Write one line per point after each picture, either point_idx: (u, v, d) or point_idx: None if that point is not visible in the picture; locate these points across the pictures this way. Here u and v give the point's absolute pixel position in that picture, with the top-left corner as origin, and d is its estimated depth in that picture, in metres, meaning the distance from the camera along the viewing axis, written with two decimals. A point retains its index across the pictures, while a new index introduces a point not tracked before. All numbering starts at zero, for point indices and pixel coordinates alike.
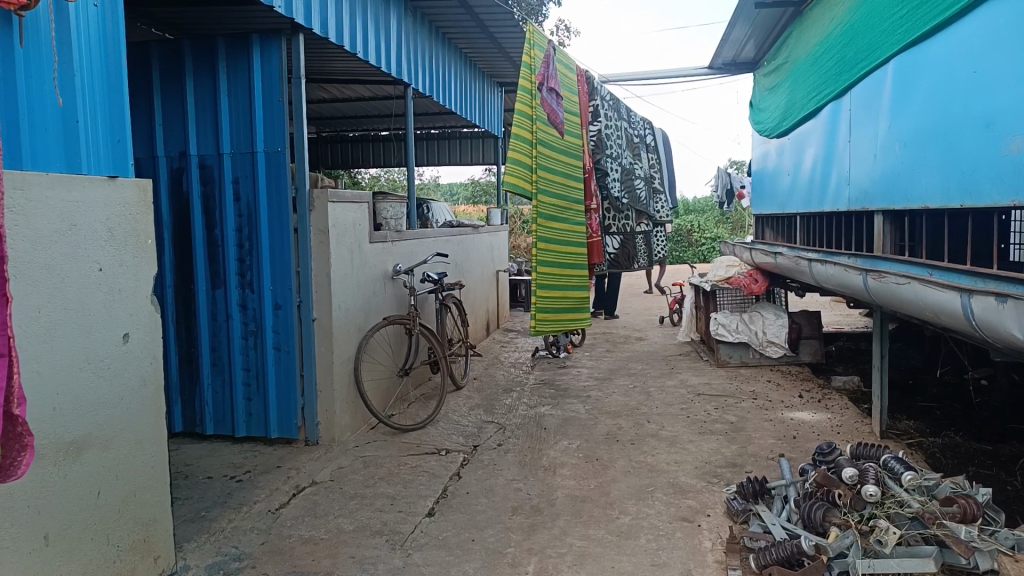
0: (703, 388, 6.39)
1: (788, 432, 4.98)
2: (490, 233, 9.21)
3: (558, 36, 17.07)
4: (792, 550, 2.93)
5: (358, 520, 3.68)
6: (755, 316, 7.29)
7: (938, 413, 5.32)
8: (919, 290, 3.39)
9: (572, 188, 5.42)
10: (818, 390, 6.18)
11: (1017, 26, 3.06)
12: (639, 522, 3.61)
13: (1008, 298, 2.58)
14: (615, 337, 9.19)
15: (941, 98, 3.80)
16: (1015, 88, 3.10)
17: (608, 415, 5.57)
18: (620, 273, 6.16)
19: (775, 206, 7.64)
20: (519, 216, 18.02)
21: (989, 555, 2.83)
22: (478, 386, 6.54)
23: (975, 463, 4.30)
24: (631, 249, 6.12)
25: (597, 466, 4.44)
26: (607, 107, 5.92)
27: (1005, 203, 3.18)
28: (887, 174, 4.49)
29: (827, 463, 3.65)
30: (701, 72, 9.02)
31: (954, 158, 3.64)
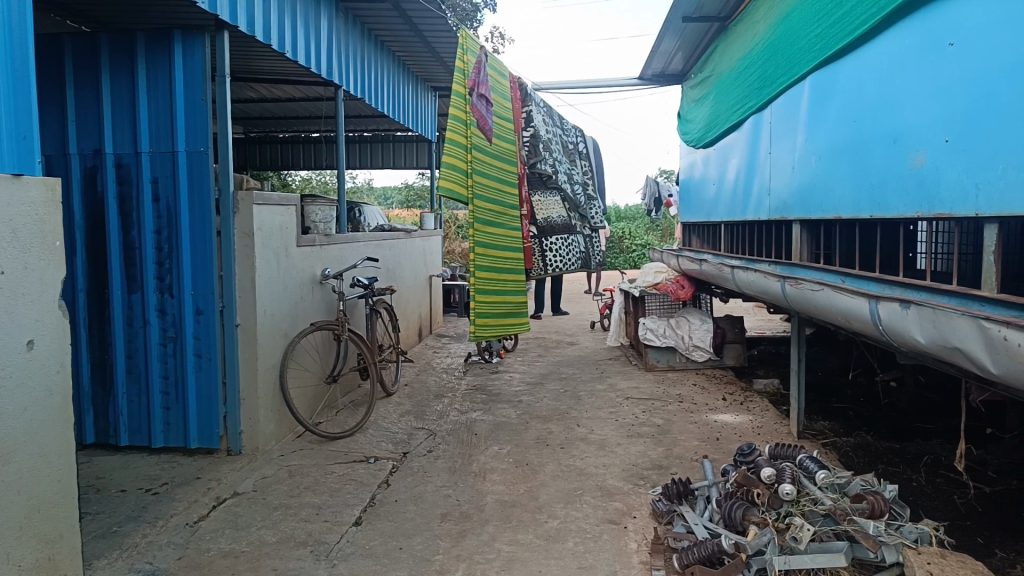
0: (631, 391, 6.51)
1: (711, 434, 5.13)
2: (423, 238, 9.15)
3: (492, 42, 17.12)
4: (712, 549, 3.03)
5: (282, 531, 3.59)
6: (681, 320, 7.49)
7: (851, 413, 5.58)
8: (831, 296, 3.55)
9: (507, 193, 5.45)
10: (741, 393, 6.38)
11: (921, 49, 3.26)
12: (567, 526, 3.65)
13: (910, 304, 2.72)
14: (547, 342, 9.27)
15: (852, 113, 4.00)
16: (920, 106, 3.29)
17: (539, 419, 5.61)
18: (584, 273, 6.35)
19: (700, 214, 7.86)
20: (453, 220, 17.99)
21: (895, 548, 2.99)
22: (409, 392, 6.48)
23: (884, 460, 4.52)
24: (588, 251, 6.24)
25: (527, 470, 4.47)
26: (541, 112, 5.93)
27: (910, 214, 3.37)
28: (804, 185, 4.70)
29: (748, 463, 3.78)
30: (631, 82, 9.21)
31: (865, 171, 3.83)
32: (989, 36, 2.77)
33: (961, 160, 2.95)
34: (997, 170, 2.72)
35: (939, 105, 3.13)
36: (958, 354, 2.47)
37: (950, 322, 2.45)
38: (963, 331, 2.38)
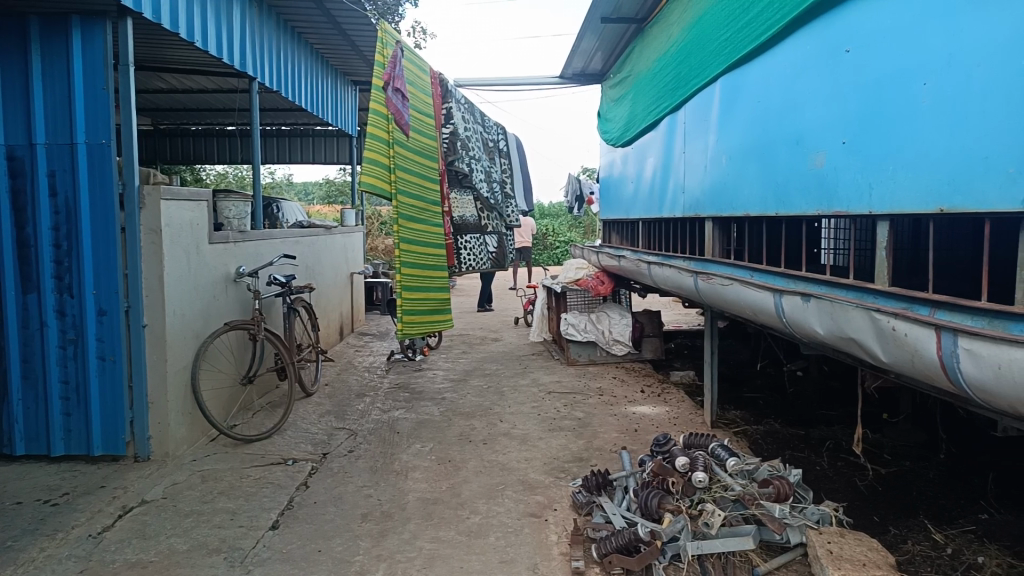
0: (553, 386, 6.61)
1: (630, 425, 5.26)
2: (343, 235, 8.97)
3: (413, 37, 16.95)
4: (629, 538, 3.11)
5: (193, 538, 3.46)
6: (602, 316, 7.64)
7: (760, 402, 5.83)
8: (739, 290, 3.70)
9: (431, 190, 5.41)
10: (658, 385, 6.57)
11: (821, 55, 3.43)
12: (488, 521, 3.67)
13: (810, 297, 2.87)
14: (471, 338, 9.27)
15: (759, 116, 4.17)
16: (820, 109, 3.47)
17: (462, 416, 5.61)
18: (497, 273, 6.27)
19: (619, 212, 8.03)
20: (376, 217, 17.75)
21: (799, 529, 3.16)
22: (329, 392, 6.36)
23: (790, 446, 4.75)
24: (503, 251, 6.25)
25: (450, 467, 4.46)
26: (462, 109, 5.93)
27: (811, 212, 3.54)
28: (715, 184, 4.87)
29: (663, 453, 3.90)
30: (552, 81, 9.31)
31: (770, 171, 4.01)
32: (880, 45, 2.95)
33: (856, 161, 3.14)
34: (888, 171, 2.91)
35: (837, 108, 3.31)
36: (854, 344, 2.61)
37: (845, 314, 2.60)
38: (856, 322, 2.53)
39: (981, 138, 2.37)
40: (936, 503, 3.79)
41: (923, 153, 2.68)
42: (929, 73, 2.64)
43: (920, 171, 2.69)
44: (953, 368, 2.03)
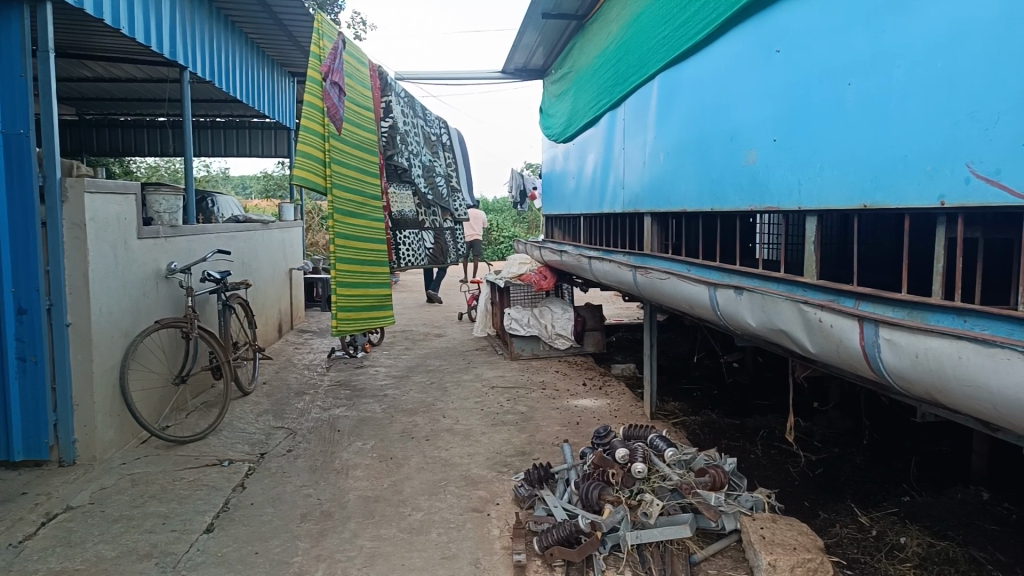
0: (496, 380, 6.62)
1: (572, 418, 5.31)
2: (281, 230, 8.77)
3: (353, 29, 16.67)
4: (570, 529, 3.15)
5: (123, 545, 3.34)
6: (545, 310, 7.69)
7: (698, 393, 5.97)
8: (676, 284, 3.77)
9: (369, 183, 5.33)
10: (600, 378, 6.66)
11: (753, 55, 3.51)
12: (430, 517, 3.65)
13: (743, 291, 2.95)
14: (414, 334, 9.20)
15: (695, 113, 4.25)
16: (753, 107, 3.56)
17: (405, 412, 5.57)
18: (438, 269, 6.17)
19: (562, 207, 8.07)
20: (316, 211, 17.42)
21: (733, 516, 3.25)
22: (267, 390, 6.22)
23: (726, 436, 4.88)
24: (444, 244, 6.15)
25: (392, 465, 4.42)
26: (401, 103, 5.87)
27: (744, 208, 3.64)
28: (654, 180, 4.95)
29: (603, 445, 3.96)
30: (494, 76, 9.30)
31: (706, 167, 4.10)
32: (808, 46, 3.05)
33: (786, 158, 3.23)
34: (816, 168, 3.00)
35: (768, 106, 3.40)
36: (784, 335, 2.70)
37: (776, 306, 2.68)
38: (786, 315, 2.61)
39: (901, 137, 2.47)
40: (861, 487, 3.95)
41: (848, 151, 2.78)
42: (854, 73, 2.74)
43: (845, 168, 2.80)
44: (874, 357, 2.11)
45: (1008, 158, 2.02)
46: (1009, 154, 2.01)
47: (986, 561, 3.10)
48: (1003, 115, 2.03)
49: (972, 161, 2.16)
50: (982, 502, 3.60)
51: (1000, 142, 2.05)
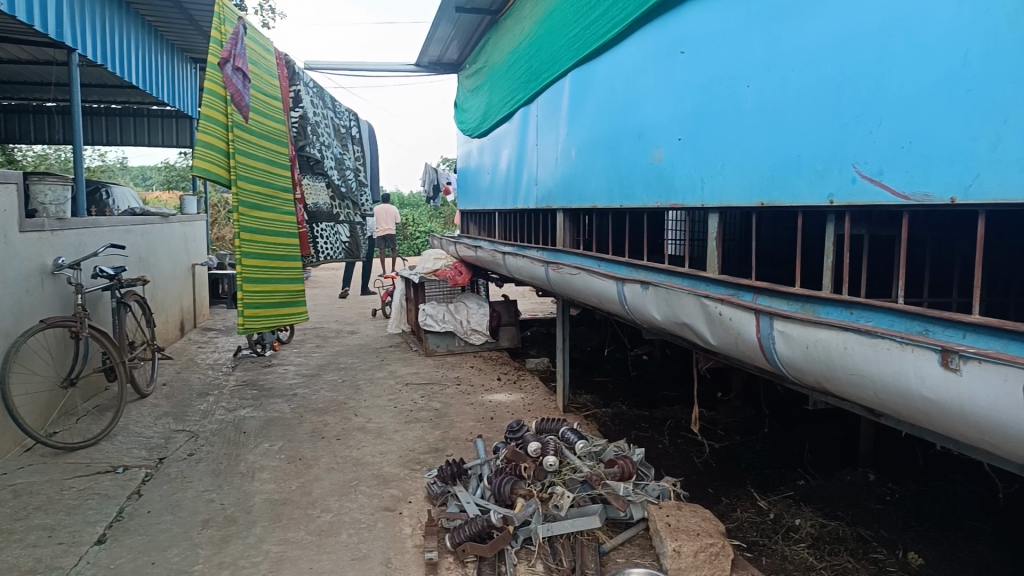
0: (410, 377, 6.55)
1: (486, 414, 5.32)
2: (183, 224, 8.36)
3: (260, 16, 16.07)
4: (482, 525, 3.15)
5: (2, 561, 3.10)
6: (460, 306, 7.67)
7: (610, 386, 6.10)
8: (586, 280, 3.83)
9: (278, 175, 5.14)
10: (514, 373, 6.70)
11: (660, 55, 3.60)
12: (340, 518, 3.58)
13: (649, 285, 3.02)
14: (326, 331, 8.99)
15: (605, 111, 4.33)
16: (659, 107, 3.65)
17: (315, 412, 5.43)
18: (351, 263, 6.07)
19: (477, 202, 8.06)
20: (223, 205, 16.75)
21: (641, 505, 3.34)
22: (168, 392, 5.93)
23: (635, 426, 5.01)
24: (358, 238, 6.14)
25: (300, 466, 4.30)
26: (310, 93, 5.66)
27: (651, 204, 3.73)
28: (566, 176, 5.00)
29: (516, 439, 3.98)
30: (408, 69, 9.17)
31: (615, 164, 4.17)
32: (710, 48, 3.15)
33: (691, 156, 3.33)
34: (718, 166, 3.11)
35: (674, 106, 3.50)
36: (686, 328, 2.79)
37: (680, 301, 2.75)
38: (689, 308, 2.69)
39: (795, 138, 2.59)
40: (761, 472, 4.14)
41: (747, 150, 2.88)
42: (752, 76, 2.85)
43: (744, 167, 2.91)
44: (770, 348, 2.20)
45: (890, 160, 2.14)
46: (891, 156, 2.14)
47: (872, 538, 3.31)
48: (886, 119, 2.16)
49: (857, 162, 2.28)
50: (869, 482, 3.83)
51: (882, 145, 2.17)
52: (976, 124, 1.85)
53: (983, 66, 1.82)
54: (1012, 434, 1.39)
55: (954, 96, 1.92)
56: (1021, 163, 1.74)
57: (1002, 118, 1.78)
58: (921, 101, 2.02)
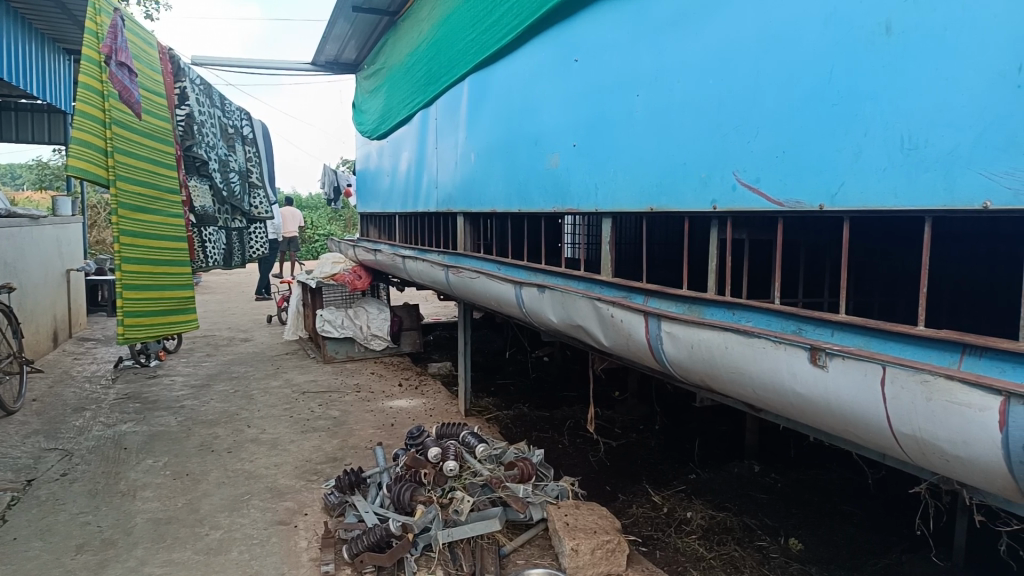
0: (308, 385, 6.36)
1: (386, 420, 5.24)
2: (56, 226, 7.77)
3: (144, 7, 15.18)
4: (381, 534, 3.08)
5: None
6: (359, 311, 7.53)
7: (511, 388, 6.15)
8: (485, 284, 3.84)
9: (163, 176, 4.86)
10: (416, 378, 6.63)
11: (555, 62, 3.67)
12: (231, 535, 3.42)
13: (545, 288, 3.06)
14: (217, 339, 8.59)
15: (502, 116, 4.36)
16: (554, 113, 3.72)
17: (204, 424, 5.17)
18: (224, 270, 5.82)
19: (376, 205, 7.93)
20: (103, 207, 15.71)
21: (540, 506, 3.38)
22: (38, 408, 5.48)
23: (536, 428, 5.07)
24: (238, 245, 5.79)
25: (188, 482, 4.08)
26: (199, 91, 5.44)
27: (548, 209, 3.79)
28: (465, 180, 5.01)
29: (416, 446, 3.94)
30: (304, 67, 8.92)
31: (513, 169, 4.21)
32: (602, 57, 3.23)
33: (585, 162, 3.40)
34: (611, 172, 3.19)
35: (569, 113, 3.56)
36: (581, 330, 2.84)
37: (574, 303, 2.81)
38: (583, 311, 2.74)
39: (681, 146, 2.69)
40: (656, 468, 4.28)
41: (638, 158, 2.98)
42: (642, 86, 2.94)
43: (634, 174, 3.00)
44: (658, 349, 2.28)
45: (766, 168, 2.27)
46: (767, 165, 2.26)
47: (756, 526, 3.49)
48: (761, 130, 2.28)
49: (737, 170, 2.40)
50: (754, 474, 4.04)
51: (760, 154, 2.29)
52: (840, 136, 1.98)
53: (846, 83, 1.96)
54: (871, 424, 1.49)
55: (821, 110, 2.05)
56: (878, 174, 1.87)
57: (862, 131, 1.92)
58: (793, 114, 2.15)
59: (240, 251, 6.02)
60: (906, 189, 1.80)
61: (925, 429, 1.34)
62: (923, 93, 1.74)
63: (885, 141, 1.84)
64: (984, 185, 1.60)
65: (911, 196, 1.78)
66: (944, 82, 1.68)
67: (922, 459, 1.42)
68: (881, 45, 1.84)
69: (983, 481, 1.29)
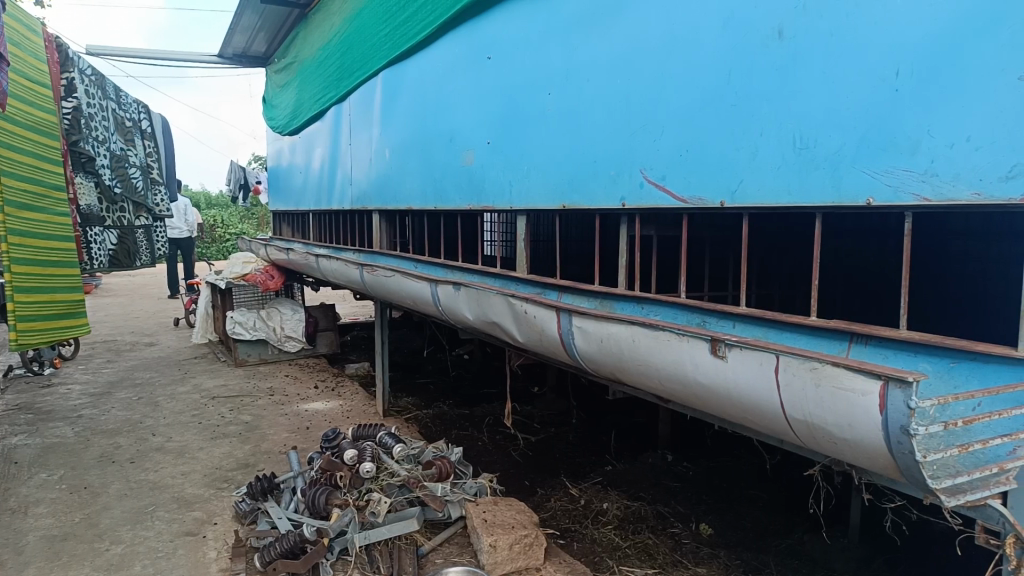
0: (217, 390, 6.12)
1: (301, 423, 5.11)
2: None
3: None
4: (294, 540, 3.00)
5: None
6: (273, 312, 7.31)
7: (431, 387, 6.11)
8: (400, 282, 3.79)
9: (48, 172, 4.54)
10: (333, 379, 6.50)
11: (468, 59, 3.66)
12: (134, 549, 3.26)
13: (460, 286, 3.05)
14: (119, 344, 8.15)
15: (417, 112, 4.32)
16: (468, 110, 3.71)
17: (104, 434, 4.90)
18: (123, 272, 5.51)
19: (289, 203, 7.71)
20: None
21: (458, 504, 3.37)
22: None
23: (455, 426, 5.06)
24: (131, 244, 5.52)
25: (85, 495, 3.86)
26: (88, 82, 5.13)
27: (463, 206, 3.78)
28: (380, 177, 4.93)
29: (332, 448, 3.86)
30: (209, 59, 8.56)
31: (428, 166, 4.18)
32: (514, 55, 3.25)
33: (499, 159, 3.41)
34: (524, 170, 3.21)
35: (482, 110, 3.57)
36: (496, 327, 2.85)
37: (488, 300, 2.81)
38: (498, 308, 2.75)
39: (591, 144, 2.74)
40: (574, 461, 4.35)
41: (549, 156, 3.01)
42: (553, 84, 2.98)
43: (547, 171, 3.03)
44: (570, 344, 2.31)
45: (671, 167, 2.33)
46: (671, 163, 2.33)
47: (669, 514, 3.59)
48: (666, 129, 2.35)
49: (645, 168, 2.46)
50: (667, 463, 4.17)
51: (665, 152, 2.36)
52: (739, 135, 2.06)
53: (743, 84, 2.04)
54: (767, 411, 1.56)
55: (721, 111, 2.13)
56: (774, 172, 1.96)
57: (758, 131, 2.00)
58: (696, 114, 2.22)
59: (148, 250, 5.70)
60: (798, 186, 1.88)
61: (816, 414, 1.41)
62: (814, 95, 1.83)
63: (780, 140, 1.93)
64: (868, 182, 1.70)
65: (803, 193, 1.87)
66: (831, 85, 1.78)
67: (813, 442, 1.49)
68: (774, 48, 1.92)
69: (868, 462, 1.36)
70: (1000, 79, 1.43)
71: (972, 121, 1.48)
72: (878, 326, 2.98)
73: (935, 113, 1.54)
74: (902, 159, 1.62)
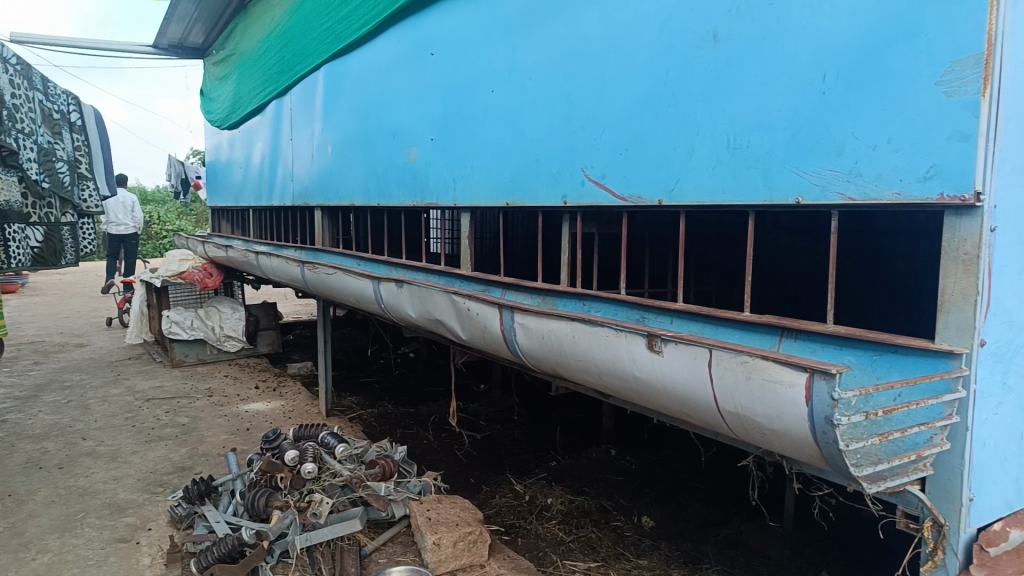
0: (153, 392, 5.93)
1: (241, 425, 4.99)
2: None
3: None
4: (232, 544, 2.93)
5: None
6: (211, 310, 7.12)
7: (375, 386, 6.05)
8: (342, 279, 3.74)
9: None
10: (274, 379, 6.37)
11: (411, 55, 3.63)
12: (62, 557, 3.13)
13: (403, 283, 3.03)
14: (47, 346, 7.81)
15: (359, 107, 4.27)
16: (411, 107, 3.69)
17: (30, 439, 4.69)
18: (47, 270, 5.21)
19: (228, 199, 7.52)
20: None
21: (402, 503, 3.35)
22: None
23: (400, 425, 5.02)
24: (58, 241, 5.24)
25: (9, 504, 3.68)
26: (13, 72, 4.88)
27: (406, 202, 3.75)
28: (322, 173, 4.85)
29: (272, 449, 3.78)
30: (144, 50, 8.28)
31: (371, 162, 4.14)
32: (456, 52, 3.24)
33: (442, 156, 3.40)
34: (467, 167, 3.21)
35: (425, 106, 3.55)
36: (439, 324, 2.84)
37: (431, 298, 2.80)
38: (441, 305, 2.74)
39: (533, 142, 2.76)
40: (519, 457, 4.37)
41: (492, 153, 3.02)
42: (496, 82, 2.98)
43: (490, 168, 3.04)
44: (512, 340, 2.32)
45: (611, 165, 2.36)
46: (611, 162, 2.36)
47: (611, 507, 3.65)
48: (606, 128, 2.38)
49: (585, 166, 2.48)
50: (611, 457, 4.23)
51: (605, 151, 2.39)
52: (676, 135, 2.10)
53: (680, 85, 2.09)
54: (701, 404, 1.59)
55: (658, 111, 2.17)
56: (709, 171, 2.01)
57: (694, 131, 2.04)
58: (635, 114, 2.26)
59: (73, 248, 5.47)
60: (732, 185, 1.93)
61: (747, 406, 1.45)
62: (747, 97, 1.88)
63: (715, 140, 1.98)
64: (796, 182, 1.76)
65: (737, 192, 1.92)
66: (763, 87, 1.83)
67: (745, 434, 1.53)
68: (709, 50, 1.98)
69: (795, 451, 1.40)
70: (918, 84, 1.49)
71: (893, 124, 1.54)
72: (807, 320, 3.06)
73: (858, 116, 1.61)
74: (828, 160, 1.68)
